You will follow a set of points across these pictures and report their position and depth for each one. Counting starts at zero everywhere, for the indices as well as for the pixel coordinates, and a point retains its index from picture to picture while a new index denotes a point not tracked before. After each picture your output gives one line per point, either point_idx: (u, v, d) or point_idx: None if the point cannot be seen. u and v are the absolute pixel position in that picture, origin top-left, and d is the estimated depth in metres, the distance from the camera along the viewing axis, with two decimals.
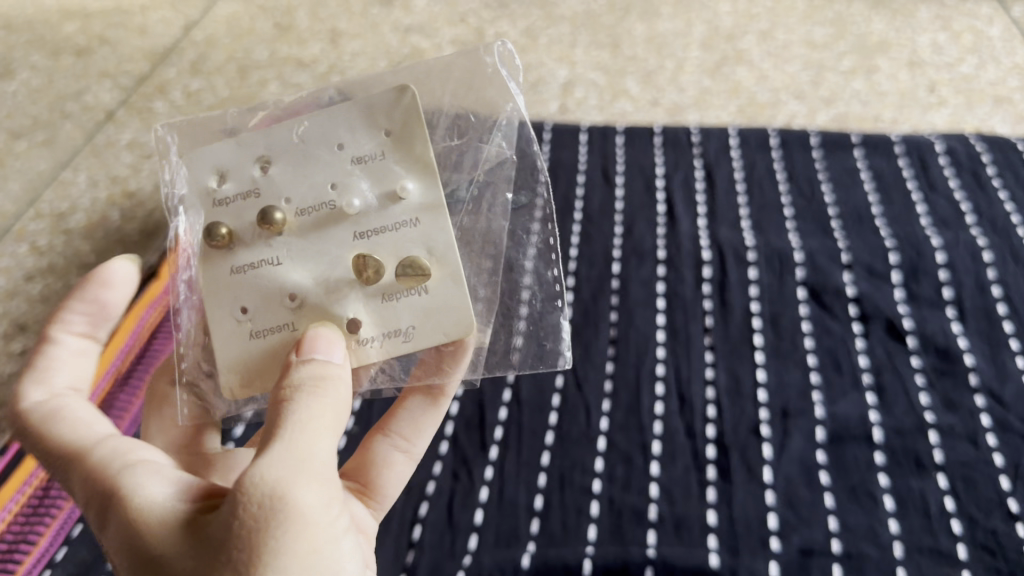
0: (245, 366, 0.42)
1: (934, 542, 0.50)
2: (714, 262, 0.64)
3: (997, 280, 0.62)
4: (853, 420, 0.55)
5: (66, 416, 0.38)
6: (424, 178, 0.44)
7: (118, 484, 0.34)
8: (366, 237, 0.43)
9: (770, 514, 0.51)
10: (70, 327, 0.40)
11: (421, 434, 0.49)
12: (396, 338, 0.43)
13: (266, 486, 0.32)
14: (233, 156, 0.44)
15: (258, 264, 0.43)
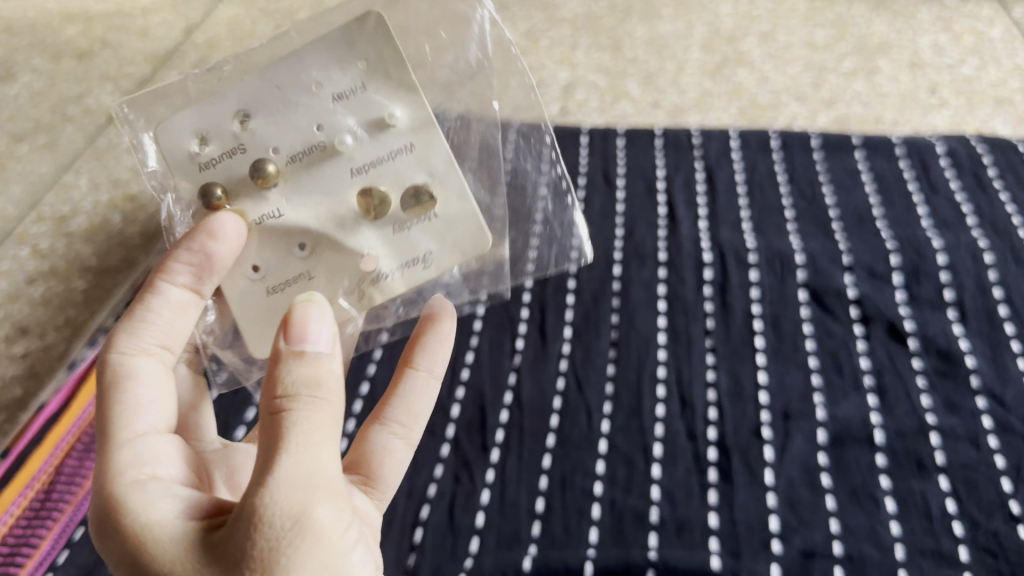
0: (266, 315, 0.46)
1: (936, 543, 0.50)
2: (715, 264, 0.64)
3: (998, 281, 0.62)
4: (854, 423, 0.55)
5: (130, 389, 0.39)
6: (407, 104, 0.46)
7: (132, 499, 0.35)
8: (363, 172, 0.45)
9: (772, 516, 0.51)
10: (175, 280, 0.43)
11: (417, 419, 0.51)
12: (415, 265, 0.47)
13: (280, 508, 0.33)
14: (209, 116, 0.44)
15: (263, 220, 0.45)
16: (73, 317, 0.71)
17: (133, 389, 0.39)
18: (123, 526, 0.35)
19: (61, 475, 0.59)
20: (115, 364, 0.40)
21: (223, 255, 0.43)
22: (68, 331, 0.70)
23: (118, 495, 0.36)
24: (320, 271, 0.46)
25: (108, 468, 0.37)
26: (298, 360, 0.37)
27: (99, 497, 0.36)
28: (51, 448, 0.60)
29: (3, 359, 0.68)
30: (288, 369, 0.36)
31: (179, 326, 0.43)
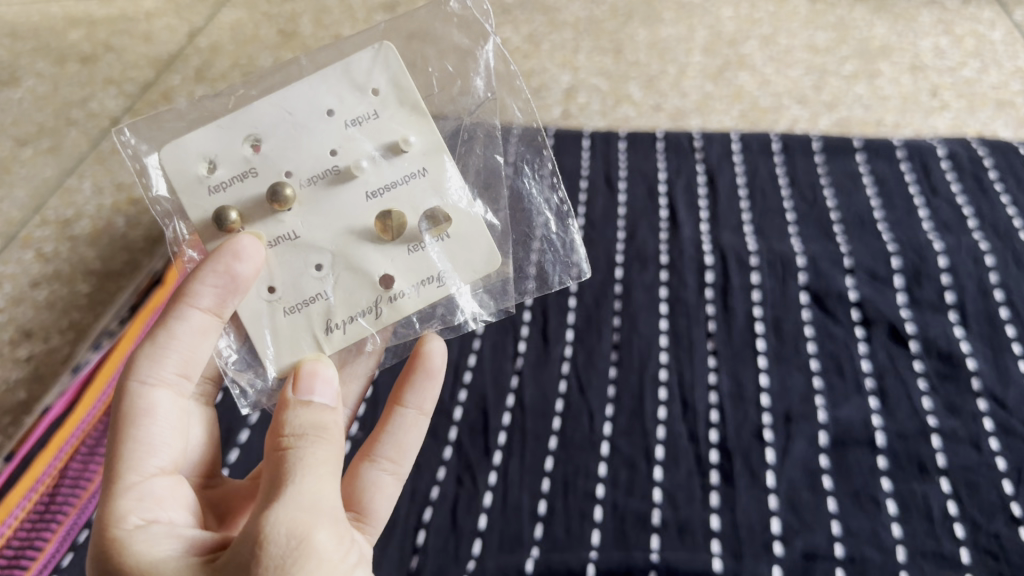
0: (282, 340, 0.46)
1: (937, 546, 0.51)
2: (717, 266, 0.64)
3: (999, 284, 0.62)
4: (856, 425, 0.55)
5: (143, 426, 0.39)
6: (419, 130, 0.48)
7: (136, 542, 0.36)
8: (378, 194, 0.47)
9: (774, 519, 0.52)
10: (198, 303, 0.41)
11: (406, 453, 0.50)
12: (431, 283, 0.47)
13: (283, 527, 0.34)
14: (221, 142, 0.45)
15: (277, 242, 0.45)
16: (77, 320, 0.72)
17: (144, 430, 0.39)
18: (125, 565, 0.35)
19: (65, 477, 0.59)
20: (132, 397, 0.39)
21: (246, 274, 0.42)
22: (72, 334, 0.71)
23: (122, 538, 0.36)
24: (337, 291, 0.46)
25: (111, 509, 0.37)
26: (305, 407, 0.39)
27: (100, 540, 0.36)
28: (56, 450, 0.60)
29: (8, 362, 0.69)
30: (294, 414, 0.38)
31: (199, 350, 0.42)
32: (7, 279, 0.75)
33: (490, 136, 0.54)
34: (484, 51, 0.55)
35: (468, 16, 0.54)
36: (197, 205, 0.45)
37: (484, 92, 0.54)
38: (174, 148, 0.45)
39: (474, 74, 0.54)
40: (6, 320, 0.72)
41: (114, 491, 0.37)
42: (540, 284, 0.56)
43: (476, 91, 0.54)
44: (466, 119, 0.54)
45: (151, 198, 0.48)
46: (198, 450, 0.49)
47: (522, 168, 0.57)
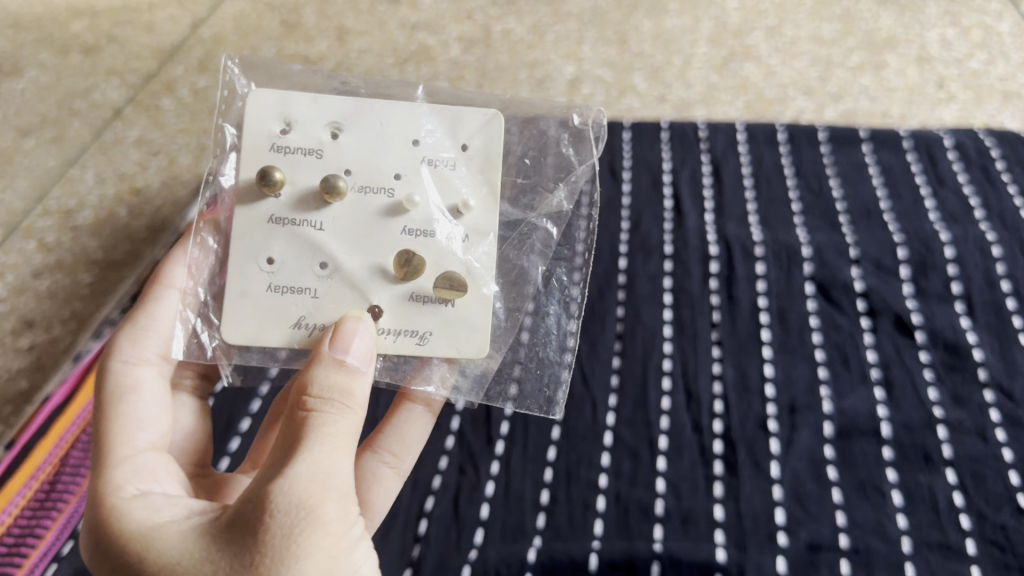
0: (260, 316, 0.46)
1: (943, 537, 0.50)
2: (721, 256, 0.63)
3: (1006, 275, 0.61)
4: (861, 416, 0.55)
5: (130, 401, 0.43)
6: (486, 202, 0.49)
7: (136, 508, 0.38)
8: (413, 233, 0.48)
9: (778, 509, 0.51)
10: (173, 284, 0.48)
11: (408, 448, 0.52)
12: (411, 337, 0.47)
13: (292, 497, 0.36)
14: (312, 116, 0.48)
15: (301, 223, 0.47)
16: (79, 310, 0.73)
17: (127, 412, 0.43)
18: (127, 532, 0.37)
19: (65, 466, 0.59)
20: (117, 374, 0.44)
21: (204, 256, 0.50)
22: (74, 323, 0.72)
23: (122, 505, 0.38)
24: (325, 298, 0.46)
25: (111, 482, 0.39)
26: (337, 367, 0.40)
27: (101, 508, 0.38)
28: (57, 439, 0.60)
29: (10, 352, 0.71)
30: (323, 372, 0.40)
31: (172, 335, 0.47)
32: (9, 268, 0.75)
33: (545, 244, 0.53)
34: (580, 169, 0.54)
35: (583, 133, 0.54)
36: (258, 152, 0.47)
37: (564, 204, 0.54)
38: (269, 93, 0.48)
39: (562, 181, 0.54)
40: (8, 309, 0.73)
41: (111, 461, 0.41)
42: (521, 401, 0.52)
43: (556, 198, 0.54)
44: (532, 214, 0.53)
45: (217, 125, 0.50)
46: (186, 439, 0.51)
47: (550, 283, 0.55)
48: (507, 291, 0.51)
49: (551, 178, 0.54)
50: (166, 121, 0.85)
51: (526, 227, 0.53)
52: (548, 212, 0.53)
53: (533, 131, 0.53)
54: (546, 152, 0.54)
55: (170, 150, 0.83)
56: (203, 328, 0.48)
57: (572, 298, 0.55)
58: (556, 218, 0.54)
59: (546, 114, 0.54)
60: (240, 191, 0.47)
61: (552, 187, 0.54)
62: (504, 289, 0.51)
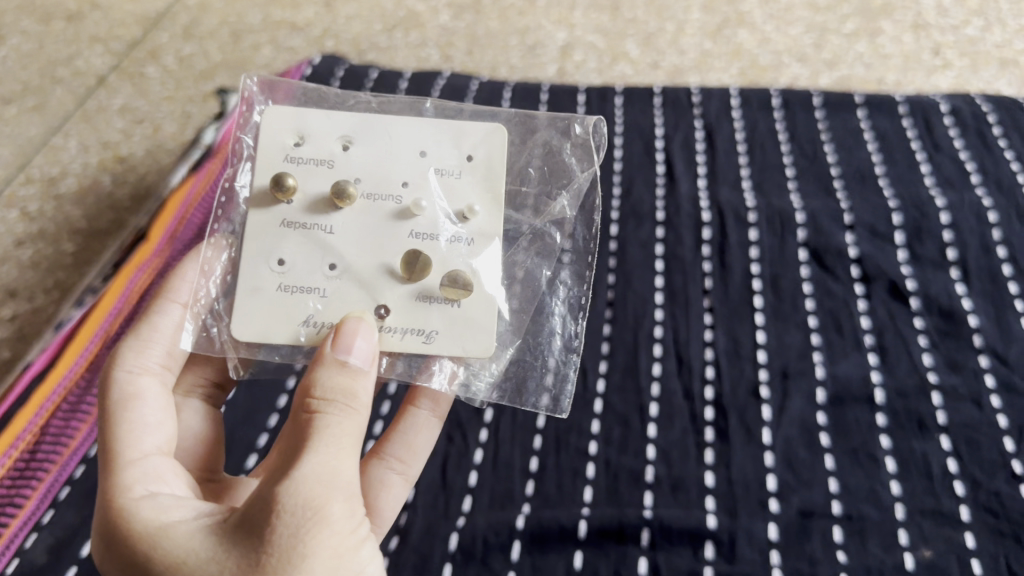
0: (269, 315, 0.43)
1: (937, 503, 0.49)
2: (714, 222, 0.62)
3: (1002, 240, 0.61)
4: (855, 382, 0.54)
5: (134, 408, 0.40)
6: (490, 207, 0.47)
7: (144, 508, 0.35)
8: (421, 237, 0.45)
9: (770, 475, 0.50)
10: (178, 298, 0.45)
11: (417, 454, 0.49)
12: (417, 335, 0.44)
13: (299, 498, 0.34)
14: (322, 128, 0.47)
15: (311, 226, 0.45)
16: (62, 279, 0.71)
17: (132, 415, 0.39)
18: (133, 532, 0.35)
19: (46, 435, 0.56)
20: (121, 382, 0.41)
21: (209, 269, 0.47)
22: (58, 293, 0.71)
23: (129, 506, 0.36)
24: (332, 298, 0.44)
25: (115, 484, 0.37)
26: (339, 367, 0.38)
27: (107, 509, 0.36)
28: (36, 409, 0.57)
29: None
30: (326, 373, 0.38)
31: (178, 347, 0.44)
32: None
33: (552, 250, 0.51)
34: (582, 175, 0.52)
35: (586, 141, 0.53)
36: (269, 163, 0.46)
37: (567, 211, 0.52)
38: (284, 110, 0.47)
39: (564, 188, 0.52)
40: None
41: (117, 463, 0.37)
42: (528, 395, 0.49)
43: (558, 204, 0.52)
44: (537, 220, 0.51)
45: (239, 137, 0.49)
46: (191, 446, 0.47)
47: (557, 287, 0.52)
48: (513, 294, 0.49)
49: (551, 184, 0.52)
50: (151, 88, 0.84)
51: (526, 236, 0.51)
52: (551, 218, 0.52)
53: (535, 142, 0.52)
54: (548, 160, 0.52)
55: (155, 118, 0.82)
56: (213, 323, 0.45)
57: (581, 302, 0.52)
58: (559, 225, 0.52)
59: (547, 123, 0.52)
60: (252, 196, 0.45)
61: (555, 193, 0.52)
62: (510, 291, 0.49)
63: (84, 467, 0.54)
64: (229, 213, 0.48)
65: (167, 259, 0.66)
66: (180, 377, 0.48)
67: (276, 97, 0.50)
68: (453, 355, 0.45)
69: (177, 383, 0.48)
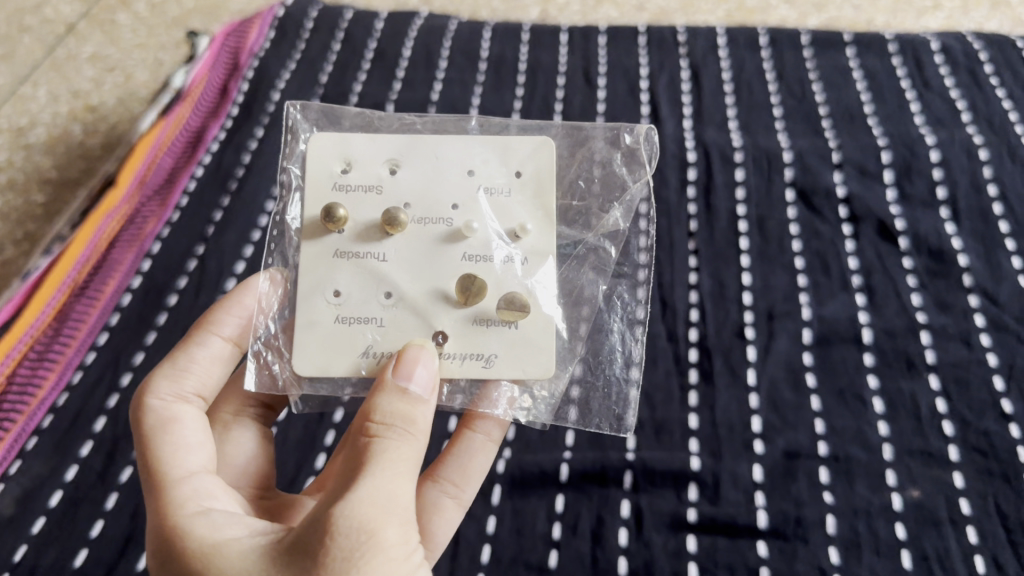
0: (326, 347, 0.41)
1: (925, 443, 0.48)
2: (700, 163, 0.61)
3: (993, 179, 0.59)
4: (841, 322, 0.53)
5: (175, 430, 0.37)
6: (543, 223, 0.44)
7: (198, 527, 0.33)
8: (474, 259, 0.43)
9: (754, 417, 0.49)
10: (220, 331, 0.41)
11: (472, 479, 0.44)
12: (476, 360, 0.41)
13: (354, 521, 0.31)
14: (368, 151, 0.44)
15: (364, 255, 0.42)
16: (33, 231, 0.69)
17: (175, 434, 0.37)
18: (187, 551, 0.32)
19: (13, 384, 0.54)
20: (154, 409, 0.38)
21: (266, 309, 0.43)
22: (28, 245, 0.69)
23: (181, 524, 0.33)
24: (391, 327, 0.41)
25: (166, 502, 0.34)
26: (400, 394, 0.36)
27: (159, 529, 0.34)
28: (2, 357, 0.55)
29: None
30: (387, 399, 0.35)
31: (215, 377, 0.41)
32: None
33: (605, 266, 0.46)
34: (635, 187, 0.48)
35: (635, 150, 0.48)
36: (317, 194, 0.43)
37: (621, 224, 0.47)
38: (327, 137, 0.44)
39: (615, 200, 0.47)
40: None
41: (166, 482, 0.35)
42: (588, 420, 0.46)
43: (611, 217, 0.47)
44: (589, 234, 0.47)
45: (283, 168, 0.46)
46: (245, 466, 0.44)
47: (614, 301, 0.47)
48: (570, 315, 0.45)
49: (603, 197, 0.47)
50: (121, 36, 0.81)
51: (579, 252, 0.46)
52: (604, 232, 0.47)
53: (584, 155, 0.48)
54: (597, 172, 0.48)
55: (126, 66, 0.79)
56: (274, 360, 0.42)
57: (640, 318, 0.47)
58: (614, 238, 0.47)
59: (594, 133, 0.48)
60: (303, 230, 0.43)
61: (606, 205, 0.47)
62: (565, 309, 0.45)
63: (52, 417, 0.52)
64: (281, 246, 0.44)
65: (136, 207, 0.63)
66: (223, 403, 0.46)
67: (321, 125, 0.47)
68: (512, 378, 0.41)
69: (218, 409, 0.46)
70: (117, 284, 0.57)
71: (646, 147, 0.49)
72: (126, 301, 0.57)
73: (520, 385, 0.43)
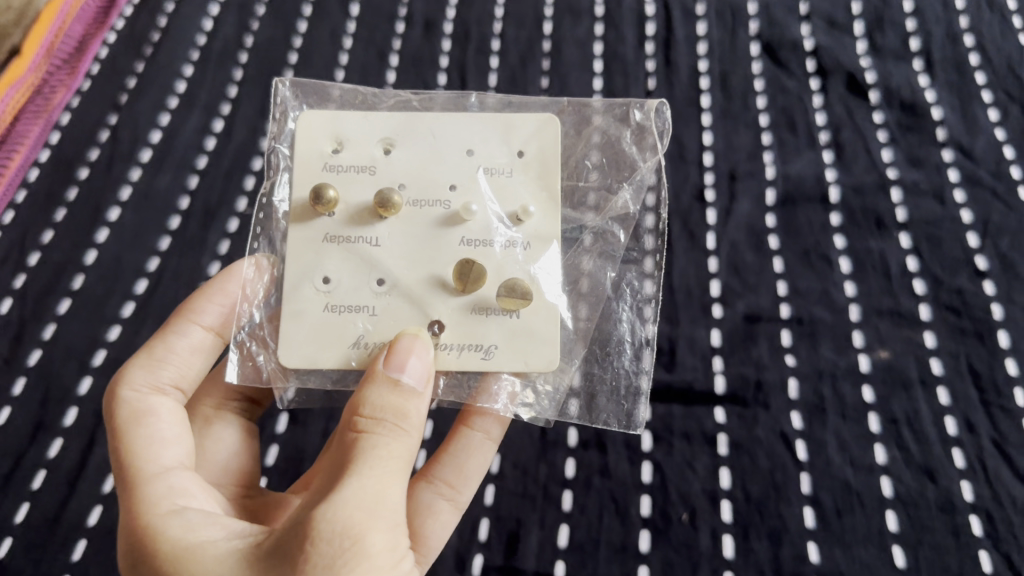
0: (314, 338, 0.37)
1: (894, 303, 0.45)
2: (659, 17, 0.56)
3: (970, 28, 0.55)
4: (807, 180, 0.49)
5: (150, 423, 0.34)
6: (547, 206, 0.40)
7: (172, 526, 0.30)
8: (473, 244, 0.38)
9: (713, 281, 0.46)
10: (201, 320, 0.37)
11: (469, 479, 0.39)
12: (474, 351, 0.37)
13: (338, 525, 0.28)
14: (360, 128, 0.40)
15: (355, 239, 0.38)
16: None
17: (149, 426, 0.34)
18: (159, 553, 0.29)
19: None
20: (127, 400, 0.34)
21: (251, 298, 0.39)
22: None
23: (153, 524, 0.30)
24: (384, 317, 0.37)
25: (137, 498, 0.31)
26: (391, 386, 0.32)
27: (130, 528, 0.30)
28: None
29: None
30: (376, 391, 0.31)
31: (194, 369, 0.37)
32: None
33: (616, 250, 0.42)
34: (646, 166, 0.42)
35: (646, 127, 0.43)
36: (305, 174, 0.39)
37: (631, 206, 0.42)
38: (317, 114, 0.40)
39: (625, 180, 0.42)
40: None
41: (140, 478, 0.32)
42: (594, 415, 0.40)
43: (620, 199, 0.42)
44: (596, 218, 0.42)
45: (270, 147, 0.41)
46: (227, 462, 0.40)
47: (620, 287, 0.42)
48: (578, 302, 0.40)
49: (613, 176, 0.42)
50: None
51: (581, 236, 0.41)
52: (614, 215, 0.42)
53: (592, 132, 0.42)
54: (607, 149, 0.42)
55: None
56: (259, 351, 0.38)
57: (650, 307, 0.42)
58: (624, 222, 0.42)
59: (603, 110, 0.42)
60: (290, 215, 0.38)
61: (615, 186, 0.42)
62: (572, 299, 0.40)
63: None
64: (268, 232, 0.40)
65: (43, 78, 0.54)
66: (204, 395, 0.42)
67: (312, 100, 0.42)
68: (515, 371, 0.38)
69: (200, 402, 0.42)
70: (22, 165, 0.51)
71: (658, 124, 0.43)
72: (32, 177, 0.51)
73: (522, 377, 0.38)
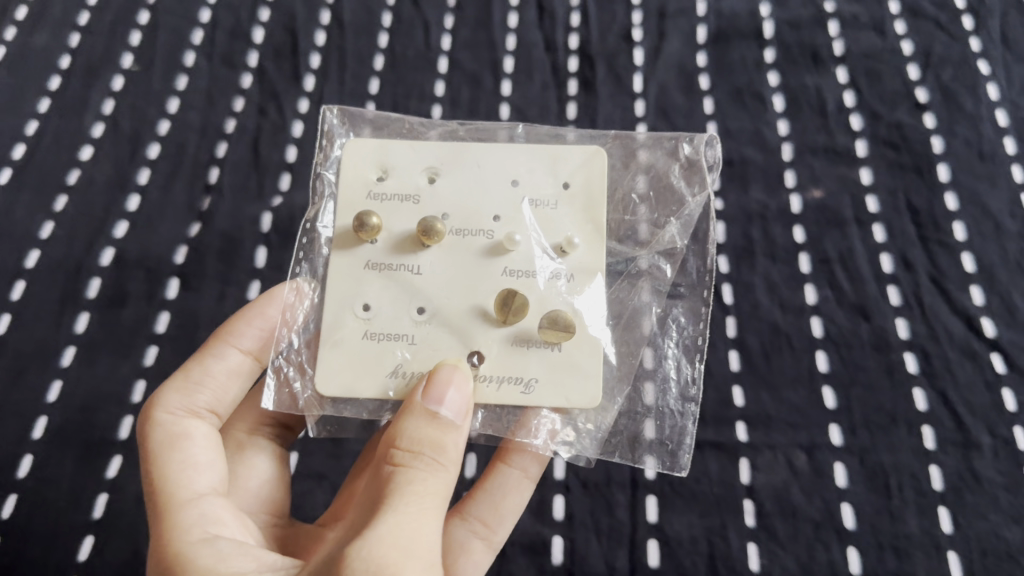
0: (340, 379, 0.31)
1: (830, 141, 0.42)
2: None
3: None
4: (741, 16, 0.46)
5: (184, 447, 0.29)
6: (593, 238, 0.33)
7: (202, 558, 0.25)
8: (516, 276, 0.32)
9: (640, 126, 0.43)
10: (240, 342, 0.32)
11: (505, 518, 0.33)
12: (514, 385, 0.31)
13: (372, 563, 0.23)
14: (410, 153, 0.34)
15: (397, 267, 0.32)
16: None
17: (180, 448, 0.29)
18: None
19: None
20: (157, 423, 0.29)
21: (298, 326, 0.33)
22: None
23: (180, 556, 0.26)
24: (419, 353, 0.31)
25: (165, 529, 0.26)
26: (427, 418, 0.27)
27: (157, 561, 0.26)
28: None
29: None
30: (414, 422, 0.27)
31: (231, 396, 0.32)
32: None
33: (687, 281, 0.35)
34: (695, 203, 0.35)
35: (696, 162, 0.36)
36: (349, 198, 0.33)
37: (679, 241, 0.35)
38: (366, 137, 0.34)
39: (674, 213, 0.35)
40: None
41: (170, 506, 0.27)
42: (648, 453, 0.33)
43: (667, 232, 0.35)
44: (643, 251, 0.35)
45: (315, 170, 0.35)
46: (258, 489, 0.34)
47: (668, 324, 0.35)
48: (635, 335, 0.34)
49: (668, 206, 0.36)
50: None
51: (634, 270, 0.35)
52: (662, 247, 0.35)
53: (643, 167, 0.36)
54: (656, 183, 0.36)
55: None
56: (296, 374, 0.32)
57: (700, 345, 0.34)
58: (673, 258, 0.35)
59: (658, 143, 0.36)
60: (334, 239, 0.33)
61: (662, 220, 0.35)
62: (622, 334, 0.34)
63: None
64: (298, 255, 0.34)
65: None
66: (236, 418, 0.35)
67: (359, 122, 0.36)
68: (555, 407, 0.31)
69: (231, 426, 0.35)
70: None
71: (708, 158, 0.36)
72: None
73: (562, 413, 0.32)
